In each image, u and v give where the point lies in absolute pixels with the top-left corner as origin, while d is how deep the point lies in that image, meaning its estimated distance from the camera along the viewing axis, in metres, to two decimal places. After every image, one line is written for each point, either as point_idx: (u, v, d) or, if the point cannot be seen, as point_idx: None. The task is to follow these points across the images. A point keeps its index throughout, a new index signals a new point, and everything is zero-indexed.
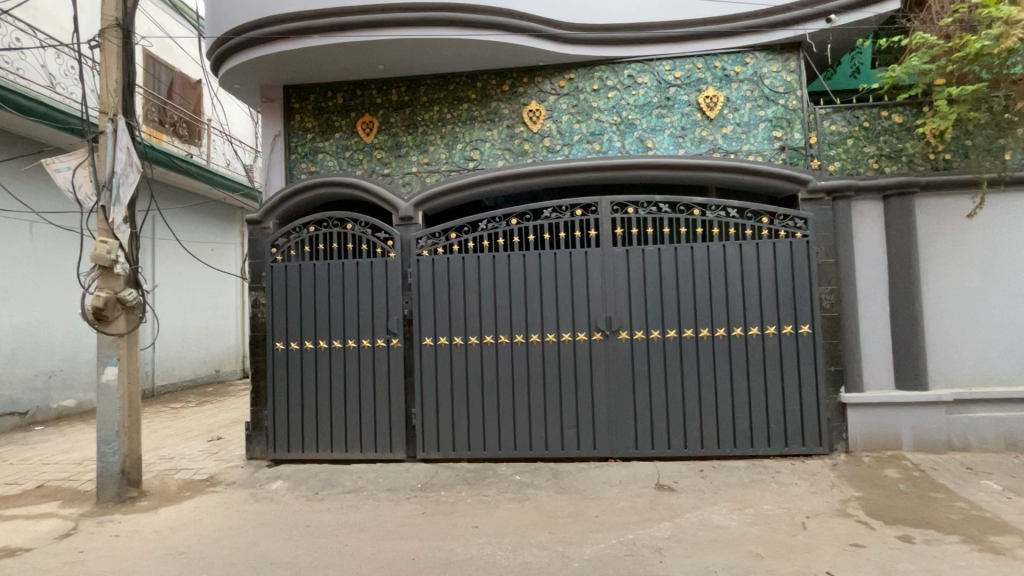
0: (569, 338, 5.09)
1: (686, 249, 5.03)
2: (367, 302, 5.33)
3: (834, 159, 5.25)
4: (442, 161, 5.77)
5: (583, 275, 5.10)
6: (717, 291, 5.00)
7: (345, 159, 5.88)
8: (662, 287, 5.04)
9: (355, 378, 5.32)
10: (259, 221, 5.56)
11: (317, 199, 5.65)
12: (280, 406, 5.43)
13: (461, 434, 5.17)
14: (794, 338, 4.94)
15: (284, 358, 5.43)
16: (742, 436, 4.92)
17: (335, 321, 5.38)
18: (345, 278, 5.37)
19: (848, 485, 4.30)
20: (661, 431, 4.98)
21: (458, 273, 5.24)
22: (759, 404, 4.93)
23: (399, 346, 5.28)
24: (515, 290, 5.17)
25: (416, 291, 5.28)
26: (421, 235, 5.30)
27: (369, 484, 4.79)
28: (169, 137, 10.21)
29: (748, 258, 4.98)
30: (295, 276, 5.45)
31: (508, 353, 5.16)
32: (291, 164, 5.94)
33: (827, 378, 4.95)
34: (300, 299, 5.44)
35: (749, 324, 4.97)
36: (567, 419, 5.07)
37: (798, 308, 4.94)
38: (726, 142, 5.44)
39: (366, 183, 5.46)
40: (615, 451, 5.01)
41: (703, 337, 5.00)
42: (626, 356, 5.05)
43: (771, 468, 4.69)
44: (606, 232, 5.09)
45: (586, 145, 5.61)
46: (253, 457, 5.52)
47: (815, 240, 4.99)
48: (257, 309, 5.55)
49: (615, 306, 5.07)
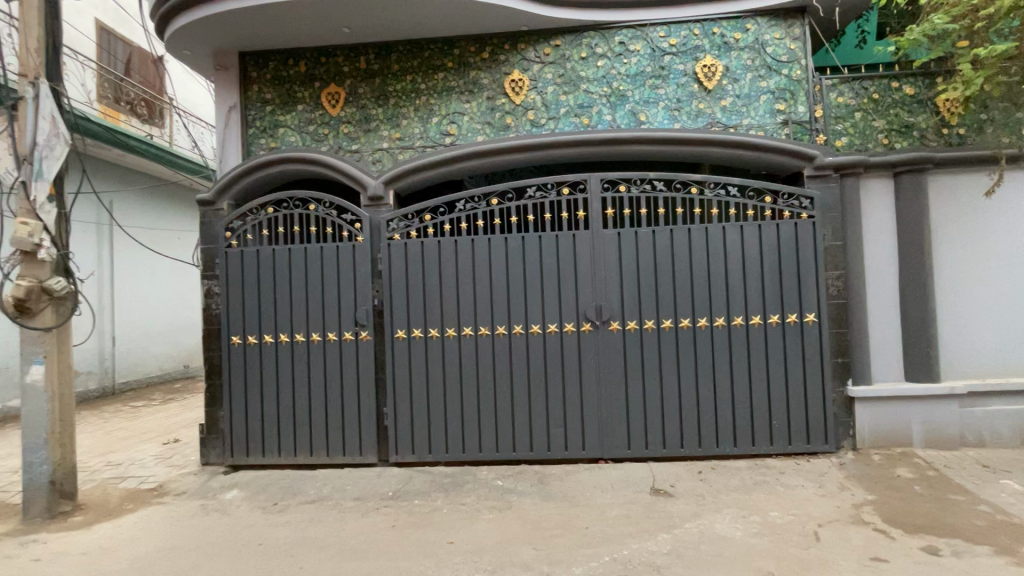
0: (556, 329, 4.65)
1: (683, 231, 4.60)
2: (333, 291, 4.83)
3: (841, 134, 4.87)
4: (416, 136, 5.25)
5: (570, 260, 4.65)
6: (716, 276, 4.59)
7: (309, 133, 5.33)
8: (657, 273, 4.61)
9: (321, 374, 4.83)
10: (212, 201, 5.00)
11: (277, 177, 5.10)
12: (238, 406, 4.91)
13: (438, 436, 4.72)
14: (799, 327, 4.56)
15: (242, 353, 4.91)
16: (743, 434, 4.54)
17: (297, 313, 4.87)
18: (308, 266, 4.85)
19: (859, 488, 3.94)
20: (656, 431, 4.59)
21: (433, 259, 4.75)
22: (761, 400, 4.56)
23: (369, 339, 4.79)
24: (496, 277, 4.70)
25: (387, 279, 4.78)
26: (393, 217, 4.80)
27: (336, 493, 4.32)
28: (125, 117, 9.51)
29: (750, 241, 4.58)
30: (252, 264, 4.91)
31: (489, 346, 4.70)
32: (249, 139, 5.38)
33: (834, 371, 4.58)
34: (258, 288, 4.91)
35: (751, 312, 4.58)
36: (554, 418, 4.64)
37: (803, 296, 4.56)
38: (725, 116, 5.01)
39: (330, 159, 4.92)
40: (606, 452, 4.60)
41: (701, 327, 4.59)
42: (618, 349, 4.62)
43: (774, 469, 4.32)
44: (596, 213, 4.64)
45: (573, 118, 5.13)
46: (208, 463, 5.01)
47: (822, 222, 4.59)
48: (210, 299, 5.00)
49: (606, 294, 4.63)
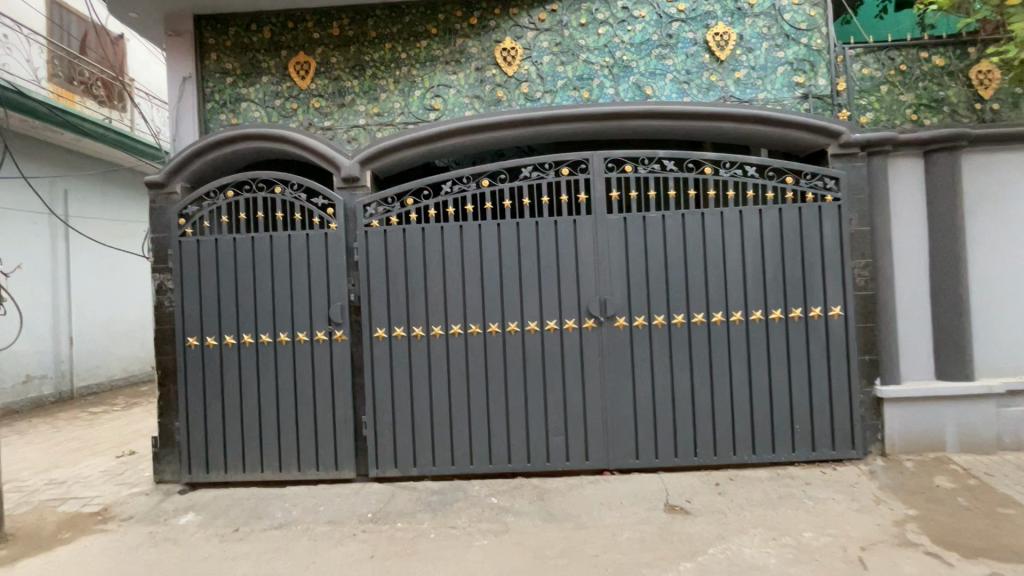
0: (555, 326, 4.15)
1: (696, 216, 4.14)
2: (302, 286, 4.27)
3: (866, 109, 4.43)
4: (396, 112, 4.69)
5: (570, 249, 4.15)
6: (733, 266, 4.14)
7: (275, 108, 4.74)
8: (667, 263, 4.14)
9: (290, 380, 4.28)
10: (163, 184, 4.39)
11: (238, 156, 4.52)
12: (195, 415, 4.34)
13: (424, 448, 4.20)
14: (823, 322, 4.13)
15: (200, 356, 4.33)
16: (762, 441, 4.11)
17: (262, 310, 4.30)
18: (274, 256, 4.28)
19: (897, 501, 3.52)
20: (666, 439, 4.13)
21: (417, 248, 4.22)
22: (781, 403, 4.13)
23: (344, 339, 4.25)
24: (487, 268, 4.18)
25: (365, 272, 4.24)
26: (370, 201, 4.25)
27: (306, 516, 3.78)
28: (81, 99, 8.74)
29: (769, 227, 4.13)
30: (210, 255, 4.33)
31: (480, 346, 4.19)
32: (206, 115, 4.76)
33: (860, 370, 4.16)
34: (217, 282, 4.33)
35: (771, 306, 4.13)
36: (553, 426, 4.16)
37: (828, 288, 4.13)
38: (739, 90, 4.54)
39: (300, 136, 4.36)
40: (611, 462, 4.13)
41: (716, 323, 4.13)
42: (625, 347, 4.15)
43: (799, 479, 3.88)
44: (599, 196, 4.15)
45: (572, 92, 4.62)
46: (162, 481, 4.42)
47: (848, 205, 4.15)
48: (162, 296, 4.41)
49: (611, 286, 4.15)
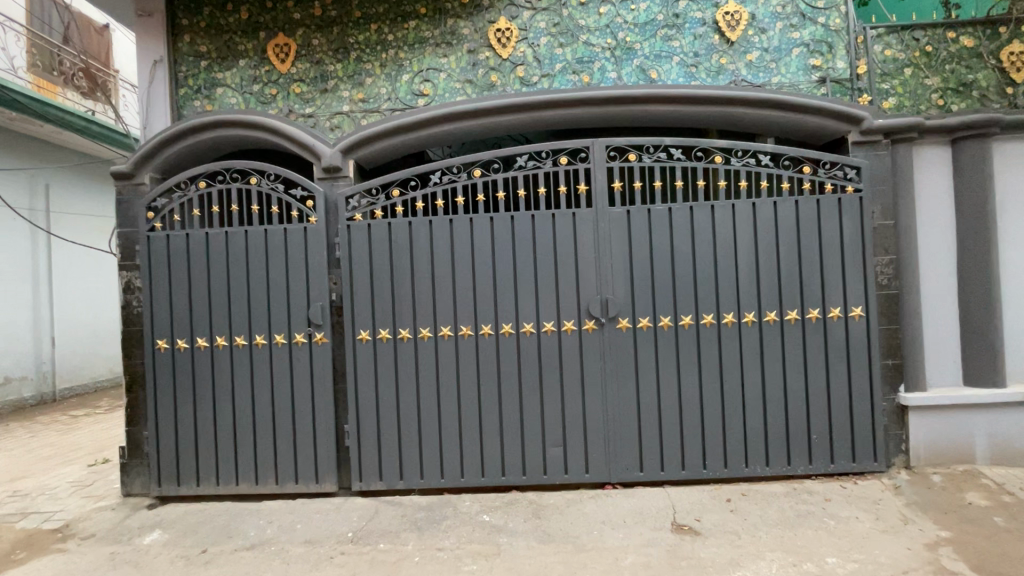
0: (552, 328, 3.84)
1: (705, 209, 3.82)
2: (280, 284, 3.95)
3: (888, 94, 4.10)
4: (383, 98, 4.36)
5: (569, 244, 3.84)
6: (745, 263, 3.82)
7: (252, 94, 4.42)
8: (674, 260, 3.82)
9: (267, 386, 3.96)
10: (131, 174, 4.09)
11: (212, 145, 4.21)
12: (165, 424, 4.03)
13: (411, 459, 3.90)
14: (843, 324, 3.82)
15: (170, 360, 4.02)
16: (777, 452, 3.80)
17: (237, 310, 3.99)
18: (249, 253, 3.96)
19: (927, 521, 3.21)
20: (673, 450, 3.82)
21: (403, 243, 3.90)
22: (798, 411, 3.82)
23: (325, 342, 3.93)
24: (480, 266, 3.87)
25: (347, 269, 3.93)
26: (353, 192, 3.93)
27: (281, 535, 3.47)
28: (62, 90, 8.43)
29: (785, 221, 3.81)
30: (180, 252, 4.01)
31: (472, 349, 3.88)
32: (179, 101, 4.44)
33: (883, 375, 3.84)
34: (188, 281, 4.01)
35: (786, 307, 3.81)
36: (550, 436, 3.85)
37: (848, 287, 3.81)
38: (751, 73, 4.22)
39: (278, 123, 4.05)
40: (613, 475, 3.82)
41: (727, 324, 3.82)
42: (629, 351, 3.83)
43: (818, 495, 3.56)
44: (601, 187, 3.83)
45: (571, 75, 4.29)
46: (130, 494, 4.11)
47: (870, 197, 3.82)
48: (129, 295, 4.10)
49: (613, 285, 3.83)
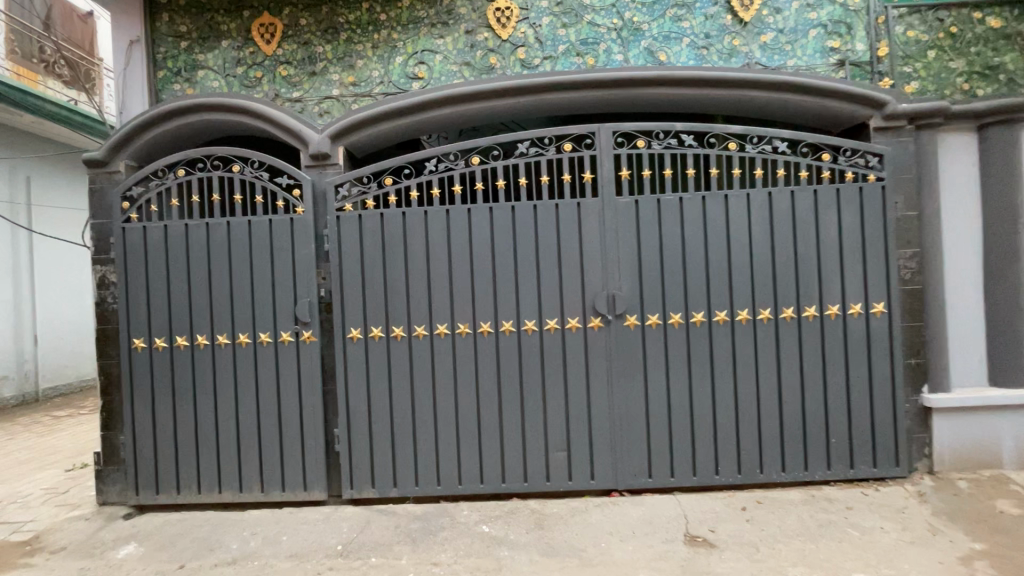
0: (556, 325, 3.61)
1: (719, 198, 3.59)
2: (264, 279, 3.69)
3: (911, 78, 3.88)
4: (375, 81, 4.10)
5: (574, 236, 3.60)
6: (761, 257, 3.60)
7: (236, 78, 4.15)
8: (686, 253, 3.60)
9: (251, 387, 3.72)
10: (104, 161, 3.83)
11: (193, 131, 3.95)
12: (143, 429, 3.77)
13: (405, 466, 3.66)
14: (863, 321, 3.60)
15: (147, 361, 3.77)
16: (793, 457, 3.59)
17: (219, 307, 3.73)
18: (232, 245, 3.71)
19: (958, 531, 3.01)
20: (683, 455, 3.60)
21: (396, 234, 3.65)
22: (816, 414, 3.61)
23: (313, 341, 3.69)
24: (478, 259, 3.63)
25: (336, 263, 3.68)
26: (343, 181, 3.68)
27: (266, 548, 3.23)
28: (43, 79, 8.14)
29: (803, 212, 3.59)
30: (157, 245, 3.74)
31: (470, 349, 3.64)
32: (158, 84, 4.17)
33: (905, 375, 3.63)
34: (166, 276, 3.75)
35: (803, 303, 3.59)
36: (553, 440, 3.62)
37: (869, 281, 3.59)
38: (765, 56, 3.98)
39: (262, 107, 3.79)
40: (620, 481, 3.61)
41: (741, 321, 3.59)
42: (637, 350, 3.61)
43: (838, 503, 3.35)
44: (607, 175, 3.59)
45: (575, 58, 4.05)
46: (106, 504, 3.86)
47: (893, 186, 3.60)
48: (104, 292, 3.84)
49: (620, 280, 3.60)
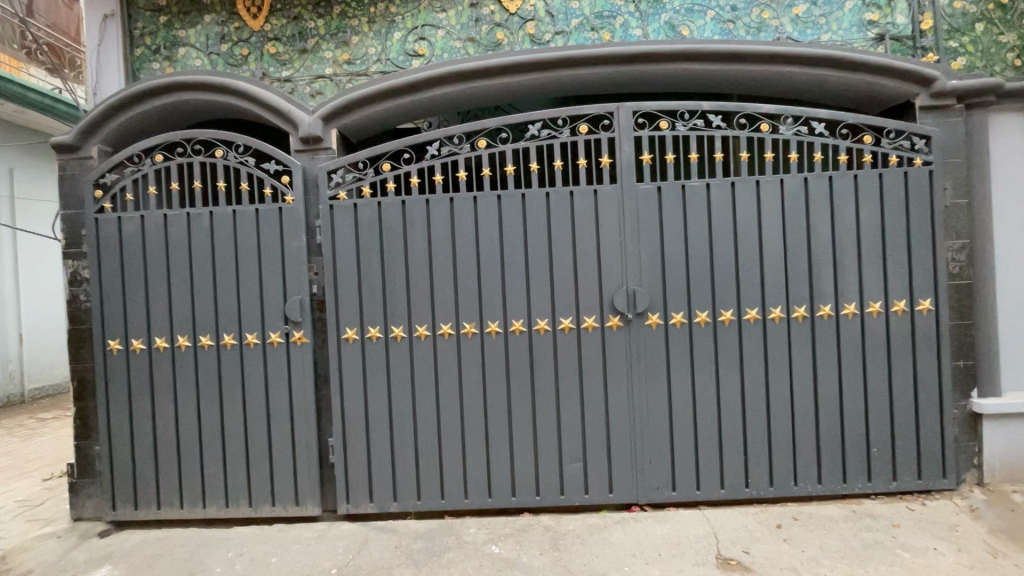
0: (571, 325, 3.29)
1: (750, 184, 3.27)
2: (251, 275, 3.37)
3: (957, 53, 3.55)
4: (371, 59, 3.76)
5: (590, 227, 3.28)
6: (796, 248, 3.28)
7: (220, 56, 3.81)
8: (713, 245, 3.28)
9: (237, 393, 3.40)
10: (75, 146, 3.49)
11: (172, 112, 3.62)
12: (120, 438, 3.46)
13: (407, 479, 3.35)
14: (908, 319, 3.28)
15: (124, 364, 3.44)
16: (830, 468, 3.29)
17: (201, 305, 3.40)
18: (215, 237, 3.38)
19: (1020, 554, 2.72)
20: (710, 466, 3.30)
21: (396, 225, 3.33)
22: (855, 421, 3.30)
23: (305, 342, 3.36)
24: (485, 252, 3.31)
25: (330, 257, 3.36)
26: (336, 166, 3.35)
27: (253, 572, 2.93)
28: (25, 65, 7.76)
29: (843, 199, 3.27)
30: (133, 237, 3.41)
31: (477, 350, 3.32)
32: (135, 63, 3.84)
33: (953, 378, 3.32)
34: (143, 271, 3.42)
35: (842, 299, 3.28)
36: (568, 450, 3.31)
37: (914, 275, 3.28)
38: (798, 30, 3.65)
39: (249, 86, 3.45)
40: (641, 495, 3.30)
41: (774, 320, 3.28)
42: (660, 351, 3.29)
43: (883, 520, 3.05)
44: (627, 159, 3.27)
45: (589, 33, 3.71)
46: (81, 520, 3.54)
47: (941, 170, 3.28)
48: (76, 289, 3.51)
49: (641, 274, 3.28)
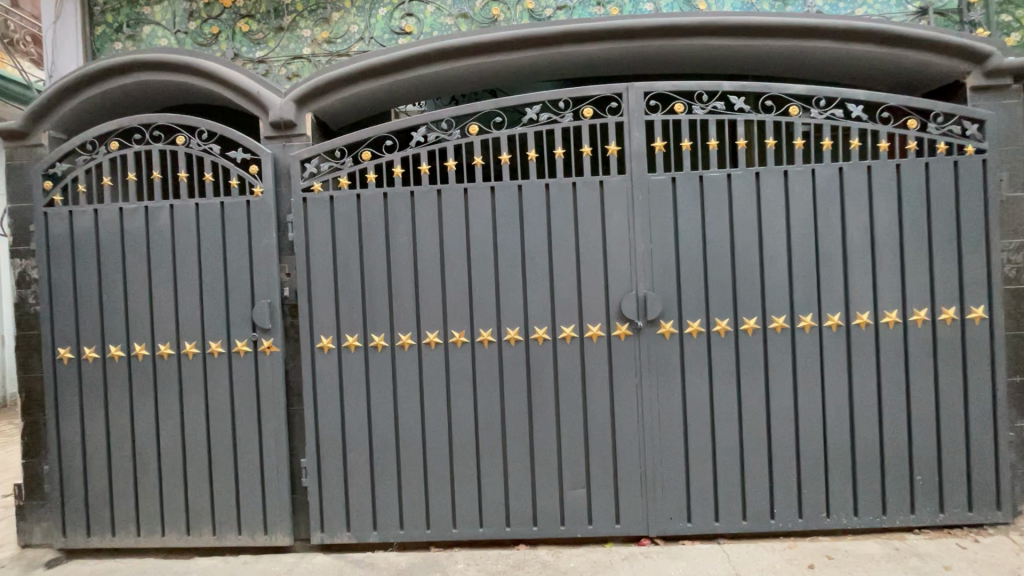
0: (573, 334, 2.91)
1: (777, 175, 2.88)
2: (215, 277, 3.01)
3: (1010, 28, 3.14)
4: (353, 38, 3.40)
5: (596, 223, 2.90)
6: (829, 248, 2.89)
7: (188, 34, 3.46)
8: (734, 243, 2.90)
9: (199, 408, 3.04)
10: (24, 133, 3.16)
11: (133, 94, 3.27)
12: (71, 456, 3.11)
13: (388, 505, 2.99)
14: (957, 329, 2.89)
15: (75, 373, 3.09)
16: (867, 498, 2.90)
17: (160, 310, 3.04)
18: (176, 234, 3.02)
19: None
20: (731, 494, 2.92)
21: (376, 221, 2.96)
22: (897, 444, 2.90)
23: (275, 351, 3.00)
24: (477, 251, 2.94)
25: (302, 256, 3.00)
26: (310, 154, 2.99)
27: None
28: None
29: (883, 192, 2.88)
30: (85, 233, 3.07)
31: (468, 361, 2.95)
32: (96, 43, 3.50)
33: (1009, 396, 2.91)
34: (96, 271, 3.07)
35: (882, 305, 2.89)
36: (570, 476, 2.93)
37: (964, 279, 2.88)
38: (829, 3, 3.25)
39: (214, 65, 3.08)
40: (652, 527, 2.92)
41: (804, 329, 2.89)
42: (674, 364, 2.91)
43: (932, 561, 2.66)
44: (637, 147, 2.89)
45: (596, 7, 3.33)
46: (29, 546, 3.20)
47: (997, 159, 2.87)
48: (24, 291, 3.17)
49: (653, 276, 2.90)
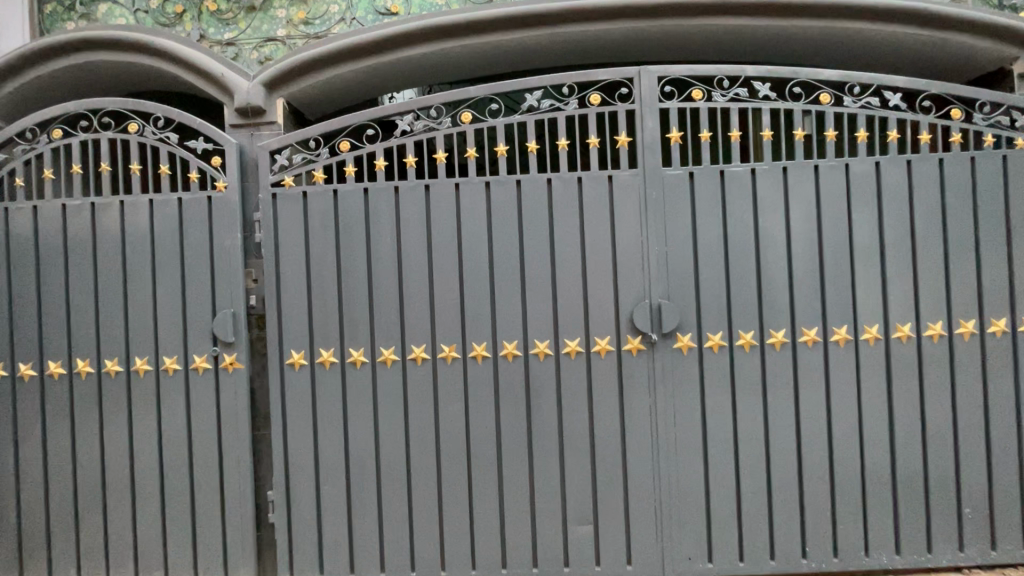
0: (578, 348, 2.57)
1: (807, 169, 2.57)
2: (171, 283, 2.64)
3: None
4: (333, 18, 3.06)
5: (604, 223, 2.57)
6: (865, 252, 2.57)
7: (149, 14, 3.10)
8: (760, 246, 2.57)
9: (151, 433, 2.65)
10: None
11: (83, 76, 2.93)
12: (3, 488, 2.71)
13: (368, 545, 2.62)
14: (1009, 342, 2.58)
15: (8, 393, 2.70)
16: (910, 534, 2.57)
17: (107, 320, 2.66)
18: (126, 234, 2.65)
19: None
20: (758, 531, 2.57)
21: (355, 219, 2.61)
22: (942, 473, 2.58)
23: (238, 368, 2.63)
24: (470, 254, 2.60)
25: (271, 260, 2.64)
26: (280, 145, 2.64)
27: None
28: None
29: (925, 189, 2.57)
30: (22, 234, 2.69)
31: (459, 379, 2.60)
32: (45, 21, 3.14)
33: None
34: (35, 276, 2.69)
35: (925, 315, 2.57)
36: (575, 510, 2.58)
37: (1015, 287, 2.58)
38: None
39: (169, 44, 2.74)
40: (668, 568, 2.57)
41: (838, 343, 2.57)
42: (693, 383, 2.58)
43: None
44: (651, 138, 2.57)
45: None
46: None
47: None
48: None
49: (669, 282, 2.57)
